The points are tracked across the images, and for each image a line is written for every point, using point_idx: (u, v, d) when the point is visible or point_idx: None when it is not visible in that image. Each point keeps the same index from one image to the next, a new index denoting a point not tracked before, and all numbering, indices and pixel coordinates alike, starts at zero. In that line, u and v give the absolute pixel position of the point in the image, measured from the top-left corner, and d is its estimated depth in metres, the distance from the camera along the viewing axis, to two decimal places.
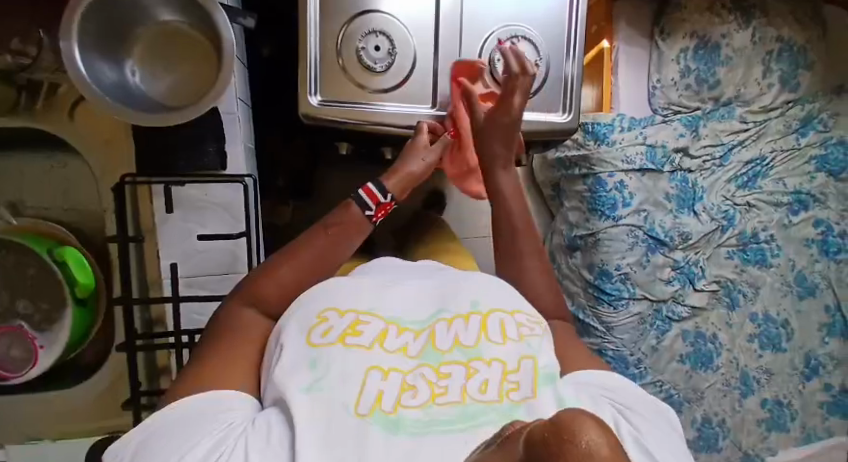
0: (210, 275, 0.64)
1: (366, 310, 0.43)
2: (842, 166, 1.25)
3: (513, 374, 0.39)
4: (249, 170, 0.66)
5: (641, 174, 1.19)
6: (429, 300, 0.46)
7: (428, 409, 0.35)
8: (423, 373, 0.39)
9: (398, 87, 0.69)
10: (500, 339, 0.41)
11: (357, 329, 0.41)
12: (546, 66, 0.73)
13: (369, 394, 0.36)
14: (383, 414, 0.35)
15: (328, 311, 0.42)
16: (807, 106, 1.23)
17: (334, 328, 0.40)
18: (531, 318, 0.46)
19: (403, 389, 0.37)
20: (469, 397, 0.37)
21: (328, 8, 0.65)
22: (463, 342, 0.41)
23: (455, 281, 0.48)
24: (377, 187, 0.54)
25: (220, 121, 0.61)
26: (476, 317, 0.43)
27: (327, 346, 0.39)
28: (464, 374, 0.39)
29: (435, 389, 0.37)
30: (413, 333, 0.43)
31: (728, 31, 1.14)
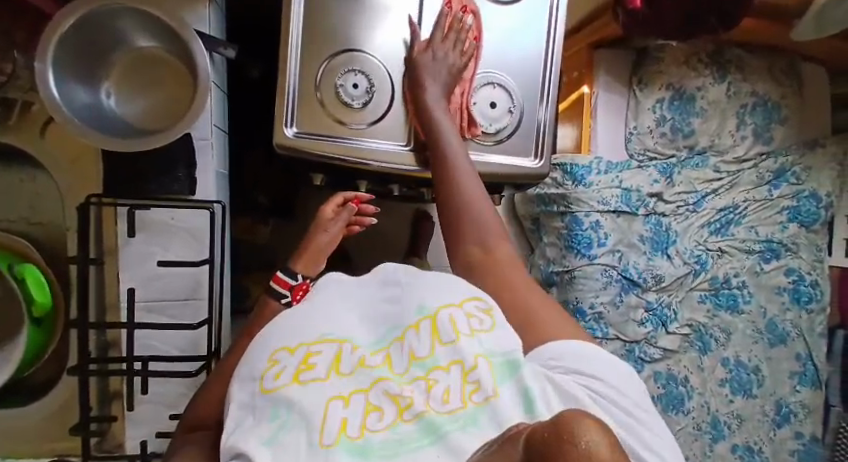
0: (170, 301, 0.64)
1: (316, 341, 0.42)
2: (814, 217, 1.28)
3: (471, 373, 0.37)
4: (220, 198, 0.67)
5: (617, 215, 1.22)
6: (380, 323, 0.46)
7: (395, 428, 0.33)
8: (386, 388, 0.37)
9: (374, 124, 0.71)
10: (452, 337, 0.40)
11: (310, 362, 0.39)
12: (520, 112, 0.75)
13: (332, 425, 0.33)
14: (353, 438, 0.32)
15: (280, 352, 0.41)
16: (780, 159, 1.27)
17: (287, 369, 0.39)
18: (482, 306, 0.45)
19: (367, 413, 0.35)
20: (435, 407, 0.34)
21: (309, 45, 0.67)
22: (418, 355, 0.40)
23: (398, 292, 0.48)
24: (286, 274, 0.62)
25: (192, 148, 0.62)
26: (427, 322, 0.42)
27: (283, 388, 0.37)
28: (424, 386, 0.37)
29: (400, 403, 0.35)
30: (369, 352, 0.42)
31: (704, 84, 1.19)
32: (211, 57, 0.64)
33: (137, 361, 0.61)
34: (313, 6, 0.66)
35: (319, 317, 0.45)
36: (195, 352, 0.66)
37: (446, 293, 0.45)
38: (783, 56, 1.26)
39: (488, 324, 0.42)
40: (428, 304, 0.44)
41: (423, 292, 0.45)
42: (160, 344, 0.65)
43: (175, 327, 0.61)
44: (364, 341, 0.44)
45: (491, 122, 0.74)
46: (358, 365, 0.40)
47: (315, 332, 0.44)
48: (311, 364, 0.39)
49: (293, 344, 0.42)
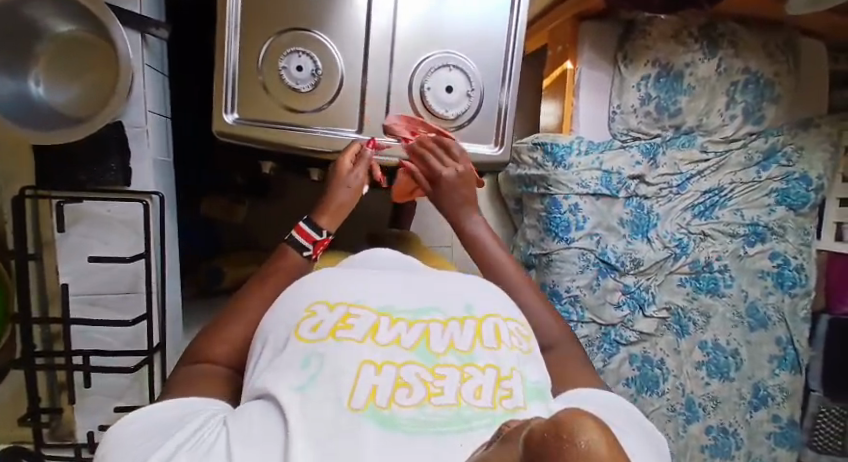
0: (111, 295, 0.63)
1: (356, 302, 0.44)
2: (803, 200, 1.24)
3: (505, 380, 0.40)
4: (160, 188, 0.65)
5: (597, 198, 1.18)
6: (420, 291, 0.47)
7: (423, 408, 0.35)
8: (419, 371, 0.39)
9: (321, 109, 0.67)
10: (493, 344, 0.42)
11: (349, 322, 0.41)
12: (479, 96, 0.71)
13: (362, 390, 0.35)
14: (381, 408, 0.34)
15: (319, 304, 0.44)
16: (771, 139, 1.23)
17: (325, 322, 0.41)
18: (522, 329, 0.47)
19: (397, 386, 0.37)
20: (464, 400, 0.36)
21: (249, 25, 0.64)
22: (458, 345, 0.41)
23: (440, 278, 0.49)
24: (310, 226, 0.59)
25: (126, 137, 0.60)
26: (472, 322, 0.44)
27: (320, 342, 0.39)
28: (458, 376, 0.39)
29: (431, 388, 0.37)
30: (406, 323, 0.43)
31: (693, 60, 1.13)
32: (144, 40, 0.61)
33: (77, 356, 0.61)
34: None
35: (360, 280, 0.47)
36: (141, 345, 0.66)
37: (497, 302, 0.48)
38: (780, 29, 1.20)
39: (527, 346, 0.46)
40: (477, 306, 0.46)
41: (481, 292, 0.48)
42: (102, 337, 0.64)
43: (111, 324, 0.60)
44: (402, 307, 0.44)
45: (449, 107, 0.70)
46: (394, 337, 0.41)
47: (358, 291, 0.45)
48: (352, 325, 0.41)
49: (333, 301, 0.44)
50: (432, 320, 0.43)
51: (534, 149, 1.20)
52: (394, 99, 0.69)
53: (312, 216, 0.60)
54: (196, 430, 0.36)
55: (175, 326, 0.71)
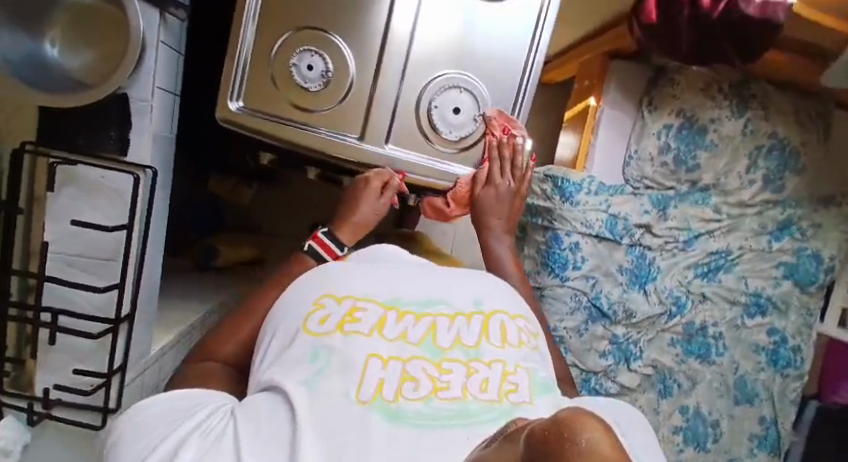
0: (90, 259, 0.64)
1: (363, 296, 0.52)
2: (811, 279, 1.20)
3: (511, 376, 0.46)
4: (156, 163, 0.65)
5: (599, 240, 1.16)
6: (429, 290, 0.54)
7: (428, 401, 0.40)
8: (425, 367, 0.44)
9: (324, 111, 0.67)
10: (499, 344, 0.49)
11: (356, 316, 0.48)
12: (485, 122, 0.72)
13: (370, 383, 0.41)
14: (387, 400, 0.39)
15: (326, 297, 0.52)
16: (788, 211, 1.20)
17: (332, 316, 0.49)
18: (527, 330, 0.55)
19: (404, 380, 0.42)
20: (470, 393, 0.42)
21: (267, 17, 0.64)
22: (465, 341, 0.48)
23: (448, 280, 0.56)
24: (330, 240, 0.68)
25: (129, 108, 0.61)
26: (479, 319, 0.51)
27: (329, 334, 0.47)
28: (464, 371, 0.45)
29: (437, 383, 0.43)
30: (413, 318, 0.50)
31: (719, 116, 1.12)
32: (162, 17, 0.62)
33: (46, 314, 0.61)
34: None
35: (367, 278, 0.54)
36: (110, 314, 0.67)
37: (501, 303, 0.55)
38: (815, 100, 1.17)
39: (533, 344, 0.53)
40: (485, 304, 0.54)
41: (484, 294, 0.56)
42: (75, 299, 0.65)
43: (82, 287, 0.61)
44: (409, 301, 0.52)
45: (453, 130, 0.70)
46: (400, 333, 0.48)
47: (370, 287, 0.53)
48: (361, 320, 0.48)
49: (342, 296, 0.52)
50: (437, 316, 0.51)
51: (544, 180, 1.18)
52: (400, 112, 0.69)
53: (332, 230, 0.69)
54: (203, 420, 0.41)
55: (147, 298, 0.72)
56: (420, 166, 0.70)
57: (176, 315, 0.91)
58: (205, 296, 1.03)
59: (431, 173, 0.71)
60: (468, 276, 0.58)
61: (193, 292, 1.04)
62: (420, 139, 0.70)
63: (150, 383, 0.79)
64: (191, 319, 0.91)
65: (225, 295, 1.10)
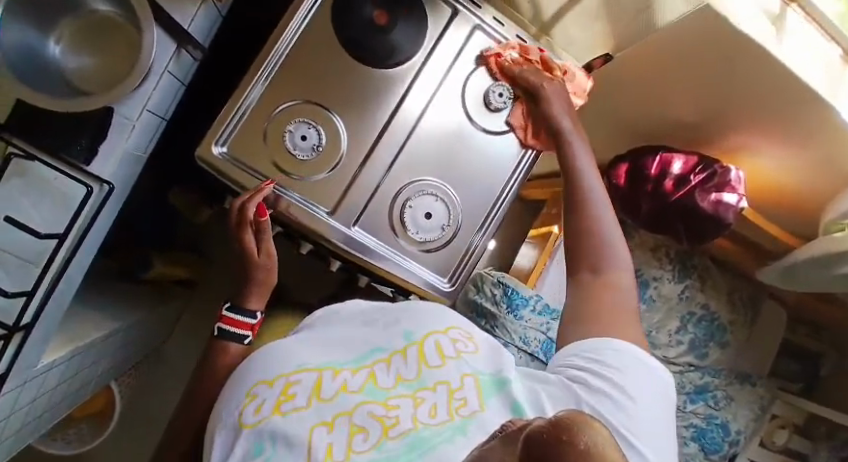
0: (8, 256, 0.59)
1: (295, 370, 0.50)
2: (716, 447, 1.26)
3: (458, 392, 0.47)
4: (113, 179, 0.64)
5: (532, 359, 1.23)
6: (361, 345, 0.54)
7: (381, 446, 0.42)
8: (371, 410, 0.45)
9: (305, 180, 0.69)
10: (439, 361, 0.50)
11: (290, 393, 0.48)
12: (452, 232, 0.75)
13: (318, 447, 0.42)
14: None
15: (258, 386, 0.50)
16: (706, 377, 1.28)
17: (267, 402, 0.48)
18: (465, 334, 0.54)
19: (354, 433, 0.43)
20: (420, 423, 0.44)
21: (279, 79, 0.67)
22: (405, 376, 0.49)
23: (381, 318, 0.58)
24: (236, 314, 0.61)
25: (109, 122, 0.60)
26: (414, 348, 0.51)
27: (268, 419, 0.46)
28: (411, 404, 0.46)
29: (386, 422, 0.44)
30: (350, 372, 0.50)
31: (660, 277, 1.23)
32: (177, 52, 0.65)
33: None
34: (299, 51, 0.67)
35: (301, 346, 0.54)
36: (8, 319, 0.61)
37: (432, 320, 0.54)
38: (749, 285, 1.30)
39: (473, 348, 0.53)
40: (415, 332, 0.53)
41: (411, 320, 0.55)
42: None
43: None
44: (341, 362, 0.52)
45: (420, 232, 0.73)
46: (339, 387, 0.48)
47: (296, 359, 0.52)
48: (298, 396, 0.47)
49: (272, 378, 0.50)
50: (374, 365, 0.51)
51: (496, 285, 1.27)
52: (375, 201, 0.72)
53: (238, 302, 0.62)
54: None
55: (56, 305, 0.67)
56: (377, 254, 0.71)
57: (80, 324, 0.84)
58: (118, 310, 0.96)
59: (387, 266, 0.72)
60: (399, 311, 0.57)
61: (108, 303, 0.97)
62: (388, 230, 0.73)
63: (28, 396, 0.71)
64: (95, 334, 0.84)
65: (143, 315, 1.03)
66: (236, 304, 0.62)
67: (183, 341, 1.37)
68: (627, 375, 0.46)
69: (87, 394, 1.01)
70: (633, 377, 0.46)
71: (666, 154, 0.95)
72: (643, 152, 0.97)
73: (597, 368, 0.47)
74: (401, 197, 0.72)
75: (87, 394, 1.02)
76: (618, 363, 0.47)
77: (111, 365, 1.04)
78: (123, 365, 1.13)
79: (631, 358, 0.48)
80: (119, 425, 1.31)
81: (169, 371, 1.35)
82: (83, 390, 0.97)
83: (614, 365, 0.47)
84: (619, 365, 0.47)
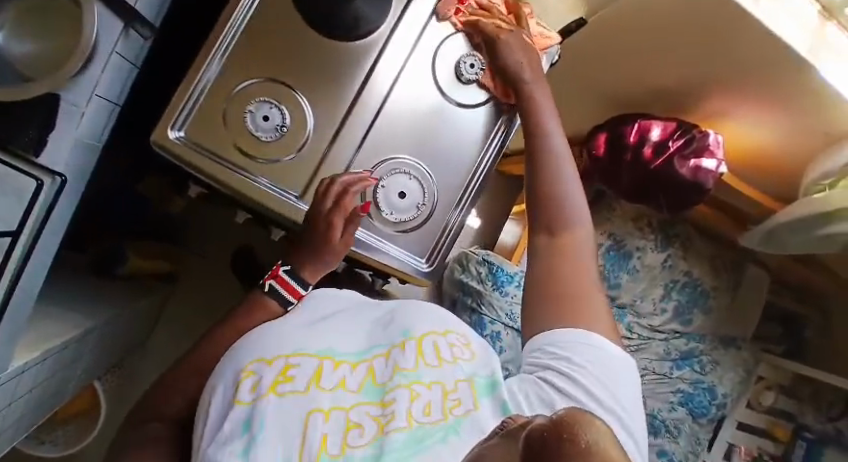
0: None
1: (294, 352, 0.48)
2: (703, 411, 1.29)
3: (452, 394, 0.46)
4: (67, 170, 0.60)
5: (518, 334, 1.24)
6: (360, 337, 0.53)
7: (375, 443, 0.40)
8: (368, 411, 0.44)
9: (273, 162, 0.66)
10: (437, 360, 0.49)
11: (289, 374, 0.46)
12: (428, 211, 0.73)
13: (312, 440, 0.40)
14: (334, 456, 0.39)
15: (255, 362, 0.47)
16: (691, 343, 1.29)
17: (263, 381, 0.45)
18: (461, 339, 0.53)
19: (348, 429, 0.42)
20: (416, 421, 0.42)
21: (236, 57, 0.63)
22: (404, 366, 0.47)
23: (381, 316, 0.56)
24: (294, 279, 0.59)
25: (56, 109, 0.56)
26: (413, 342, 0.49)
27: (261, 397, 0.43)
28: (407, 397, 0.44)
29: (381, 421, 0.42)
30: (348, 365, 0.49)
31: (644, 246, 1.23)
32: (125, 31, 0.61)
33: None
34: (256, 26, 0.64)
35: (301, 329, 0.52)
36: None
37: (433, 322, 0.53)
38: (731, 251, 1.30)
39: (469, 354, 0.52)
40: (414, 329, 0.51)
41: (414, 316, 0.53)
42: None
43: None
44: (341, 350, 0.50)
45: (395, 212, 0.71)
46: (338, 381, 0.47)
47: (297, 342, 0.50)
48: (296, 377, 0.46)
49: (269, 357, 0.48)
50: (373, 359, 0.50)
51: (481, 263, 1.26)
52: None
53: (297, 268, 0.60)
54: None
55: (20, 308, 0.65)
56: (350, 236, 0.69)
57: (52, 324, 0.81)
58: (93, 307, 0.94)
59: (361, 247, 0.70)
60: (402, 307, 0.56)
61: (83, 301, 0.94)
62: (360, 211, 0.70)
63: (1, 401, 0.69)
64: (68, 334, 0.81)
65: (119, 311, 1.00)
66: (294, 267, 0.60)
67: (167, 335, 1.34)
68: (596, 373, 0.47)
69: (67, 396, 0.99)
70: (602, 373, 0.47)
71: (644, 121, 0.94)
72: (619, 121, 0.96)
73: (565, 367, 0.47)
74: (374, 177, 0.69)
75: (69, 394, 1.00)
76: (586, 357, 0.48)
77: (92, 364, 1.02)
78: (105, 363, 1.11)
79: (600, 352, 0.49)
80: (108, 422, 1.29)
81: (154, 365, 1.33)
82: (62, 392, 0.95)
83: (583, 362, 0.48)
84: (588, 360, 0.48)
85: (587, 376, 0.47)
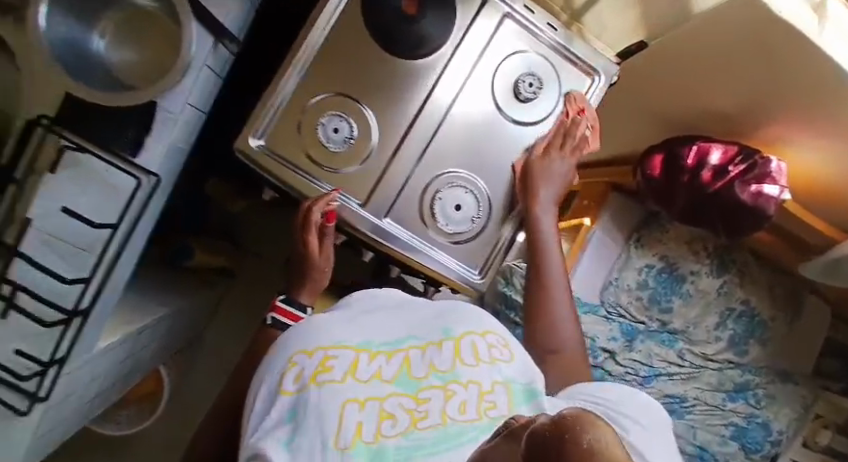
0: (62, 243, 0.62)
1: (334, 346, 0.53)
2: (757, 447, 1.23)
3: (487, 395, 0.48)
4: (160, 170, 0.67)
5: None
6: (400, 331, 0.57)
7: (409, 433, 0.43)
8: (402, 401, 0.47)
9: (339, 171, 0.71)
10: (473, 362, 0.52)
11: (328, 365, 0.50)
12: (482, 222, 0.75)
13: (349, 428, 0.43)
14: (368, 442, 0.42)
15: (298, 354, 0.52)
16: (747, 375, 1.23)
17: (307, 370, 0.50)
18: (500, 341, 0.57)
19: (384, 418, 0.45)
20: (449, 418, 0.45)
21: (313, 74, 0.69)
22: (439, 368, 0.51)
23: (419, 313, 0.60)
24: (292, 305, 0.64)
25: (154, 115, 0.64)
26: (450, 343, 0.54)
27: (304, 388, 0.48)
28: (442, 396, 0.48)
29: (415, 415, 0.46)
30: (385, 358, 0.53)
31: (699, 271, 1.19)
32: (215, 48, 0.67)
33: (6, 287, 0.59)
34: (328, 47, 0.69)
35: (340, 323, 0.57)
36: (64, 303, 0.63)
37: (471, 324, 0.57)
38: (793, 280, 1.24)
39: (507, 355, 0.54)
40: (454, 329, 0.56)
41: (451, 320, 0.57)
42: (34, 283, 0.61)
43: (49, 272, 0.59)
44: (380, 344, 0.55)
45: (450, 222, 0.74)
46: (374, 372, 0.51)
47: (338, 335, 0.55)
48: (337, 368, 0.50)
49: (311, 349, 0.52)
50: (409, 350, 0.54)
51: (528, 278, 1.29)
52: (406, 191, 0.73)
53: (292, 293, 0.65)
54: None
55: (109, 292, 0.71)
56: (407, 244, 0.73)
57: (130, 309, 0.89)
58: (165, 297, 1.02)
59: (415, 254, 0.73)
60: (441, 308, 0.60)
61: (156, 290, 1.03)
62: (417, 219, 0.74)
63: (83, 376, 0.76)
64: (143, 319, 0.89)
65: (186, 304, 1.08)
66: (291, 293, 0.66)
67: (223, 330, 1.42)
68: (639, 406, 0.50)
69: (135, 378, 1.07)
70: (644, 406, 0.50)
71: (704, 144, 0.92)
72: (677, 142, 0.95)
73: (610, 397, 0.51)
74: (431, 187, 0.73)
75: (137, 377, 1.09)
76: (629, 392, 0.52)
77: (158, 351, 1.10)
78: (169, 351, 1.20)
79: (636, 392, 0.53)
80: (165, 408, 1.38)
81: (210, 358, 1.41)
82: (133, 373, 1.03)
83: (623, 394, 0.52)
84: (629, 395, 0.52)
85: (631, 407, 0.50)
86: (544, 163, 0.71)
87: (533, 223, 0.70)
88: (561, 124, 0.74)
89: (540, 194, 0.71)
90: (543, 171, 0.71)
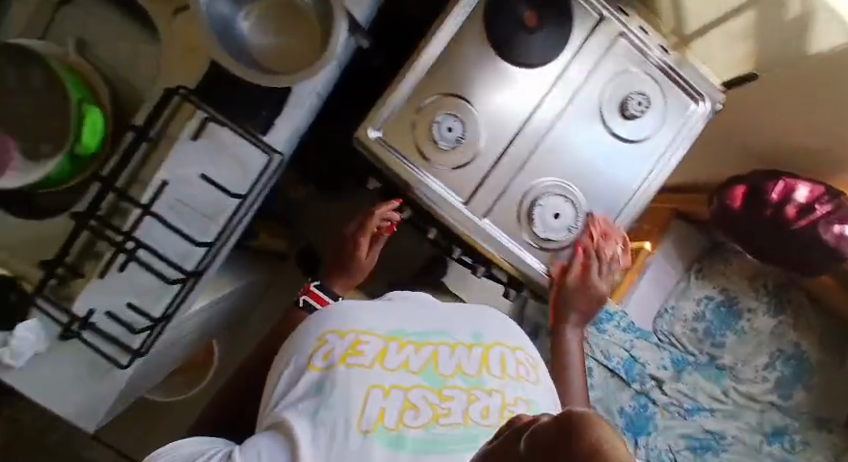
0: (188, 208, 0.65)
1: (366, 332, 0.54)
2: None
3: (509, 405, 0.49)
4: (281, 149, 0.70)
5: (611, 374, 1.23)
6: (433, 323, 0.57)
7: (430, 428, 0.45)
8: (427, 395, 0.48)
9: (447, 168, 0.73)
10: (499, 372, 0.52)
11: (358, 349, 0.51)
12: (576, 234, 0.77)
13: (371, 413, 0.45)
14: (389, 428, 0.44)
15: (329, 334, 0.54)
16: (787, 418, 1.22)
17: (335, 350, 0.51)
18: (527, 357, 0.58)
19: (406, 408, 0.46)
20: (471, 420, 0.46)
21: (434, 74, 0.72)
22: (466, 371, 0.51)
23: (452, 311, 0.60)
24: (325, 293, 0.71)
25: (285, 95, 0.66)
26: (480, 350, 0.54)
27: (331, 366, 0.49)
28: (465, 399, 0.48)
29: (438, 410, 0.47)
30: (414, 349, 0.53)
31: (755, 308, 1.22)
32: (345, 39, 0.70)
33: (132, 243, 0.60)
34: (453, 49, 0.71)
35: (370, 311, 0.57)
36: (183, 264, 0.67)
37: (500, 334, 0.59)
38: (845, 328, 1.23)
39: (530, 373, 0.55)
40: (485, 335, 0.57)
41: (483, 326, 0.59)
42: (161, 243, 0.64)
43: (178, 232, 0.61)
44: (411, 335, 0.55)
45: (546, 230, 0.76)
46: (401, 363, 0.51)
47: (370, 322, 0.55)
48: (369, 352, 0.51)
49: (342, 330, 0.54)
50: (439, 346, 0.54)
51: None
52: (508, 195, 0.75)
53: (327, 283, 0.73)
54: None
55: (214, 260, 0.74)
56: (504, 246, 0.75)
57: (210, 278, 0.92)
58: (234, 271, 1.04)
59: (510, 256, 0.76)
60: (474, 309, 0.61)
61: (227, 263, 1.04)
62: (514, 223, 0.76)
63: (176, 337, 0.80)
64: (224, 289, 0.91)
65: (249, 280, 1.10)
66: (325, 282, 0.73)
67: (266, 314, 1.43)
68: None
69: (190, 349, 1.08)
70: None
71: (790, 180, 0.95)
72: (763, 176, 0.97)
73: None
74: (534, 194, 0.75)
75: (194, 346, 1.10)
76: None
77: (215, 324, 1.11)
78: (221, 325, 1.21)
79: None
80: None
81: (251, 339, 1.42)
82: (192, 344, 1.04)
83: None
84: None
85: None
86: (575, 287, 0.75)
87: (560, 344, 0.71)
88: (589, 241, 0.76)
89: (570, 322, 0.73)
90: (570, 293, 0.75)
